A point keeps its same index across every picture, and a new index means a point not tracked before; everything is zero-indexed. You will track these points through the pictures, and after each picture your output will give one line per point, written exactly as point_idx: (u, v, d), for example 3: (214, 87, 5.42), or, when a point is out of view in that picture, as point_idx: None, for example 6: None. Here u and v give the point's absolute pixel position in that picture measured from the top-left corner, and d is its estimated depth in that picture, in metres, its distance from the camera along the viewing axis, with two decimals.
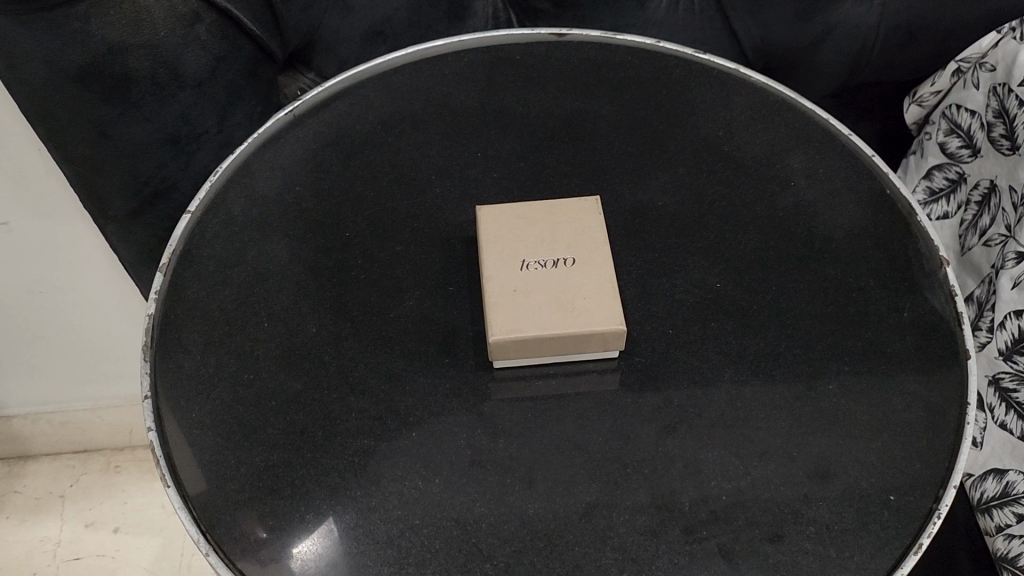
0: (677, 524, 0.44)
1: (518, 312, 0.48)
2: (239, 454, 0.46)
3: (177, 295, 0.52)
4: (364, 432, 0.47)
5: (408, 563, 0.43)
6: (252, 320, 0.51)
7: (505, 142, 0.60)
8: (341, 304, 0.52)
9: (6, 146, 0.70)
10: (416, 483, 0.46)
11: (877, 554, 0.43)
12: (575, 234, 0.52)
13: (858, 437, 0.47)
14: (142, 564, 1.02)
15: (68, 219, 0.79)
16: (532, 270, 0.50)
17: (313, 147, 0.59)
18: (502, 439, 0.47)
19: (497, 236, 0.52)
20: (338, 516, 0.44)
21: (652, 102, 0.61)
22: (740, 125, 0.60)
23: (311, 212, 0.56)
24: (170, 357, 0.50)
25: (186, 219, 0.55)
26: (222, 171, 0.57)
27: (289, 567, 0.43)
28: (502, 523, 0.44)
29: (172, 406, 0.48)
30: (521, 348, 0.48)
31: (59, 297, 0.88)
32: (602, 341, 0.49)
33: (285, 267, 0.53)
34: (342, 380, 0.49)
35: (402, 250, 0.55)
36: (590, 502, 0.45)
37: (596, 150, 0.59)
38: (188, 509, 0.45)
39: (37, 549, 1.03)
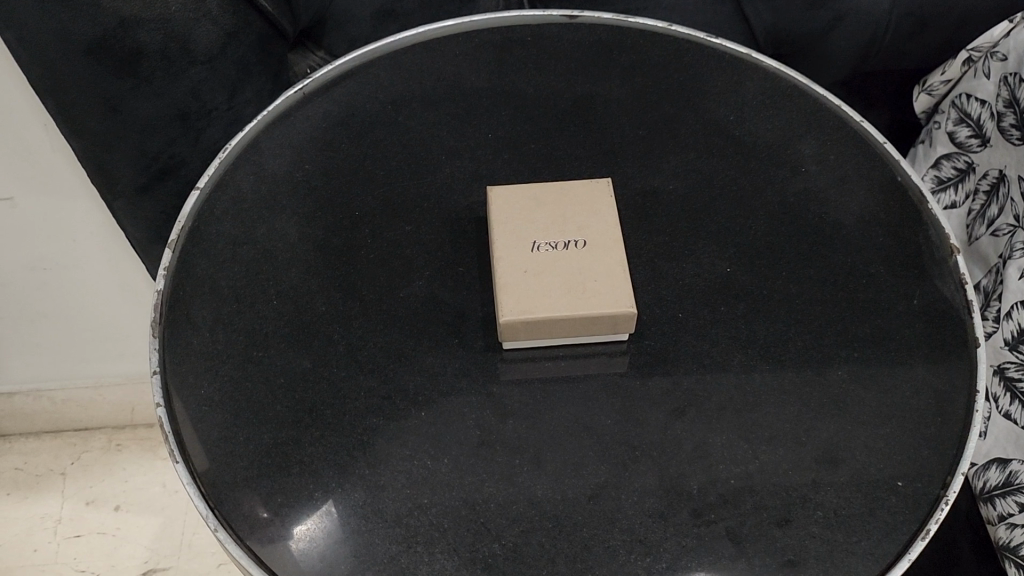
0: (686, 507, 0.44)
1: (530, 294, 0.48)
2: (248, 432, 0.46)
3: (185, 273, 0.52)
4: (373, 411, 0.47)
5: (416, 542, 0.43)
6: (260, 297, 0.51)
7: (514, 124, 0.59)
8: (350, 283, 0.52)
9: (11, 120, 0.69)
10: (424, 462, 0.46)
11: (884, 540, 0.43)
12: (587, 217, 0.51)
13: (866, 424, 0.47)
14: (142, 542, 1.02)
15: (71, 197, 0.79)
16: (543, 252, 0.50)
17: (322, 125, 0.59)
18: (510, 420, 0.47)
19: (507, 218, 0.51)
20: (346, 496, 0.44)
21: (662, 86, 0.61)
22: (751, 109, 0.60)
23: (320, 191, 0.56)
24: (179, 334, 0.50)
25: (194, 195, 0.55)
26: (230, 149, 0.57)
27: (297, 545, 0.43)
28: (510, 503, 0.44)
29: (181, 383, 0.48)
30: (531, 330, 0.48)
31: (64, 275, 0.88)
32: (611, 325, 0.48)
33: (294, 246, 0.53)
34: (349, 359, 0.49)
35: (410, 231, 0.54)
36: (597, 484, 0.45)
37: (607, 134, 0.59)
38: (197, 486, 0.45)
39: (38, 526, 1.03)
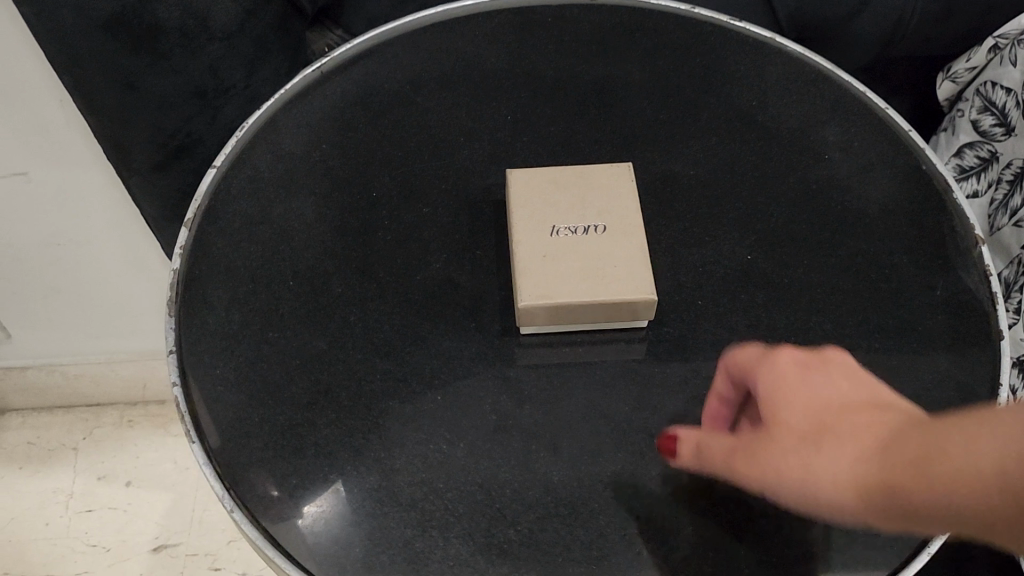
0: (705, 497, 0.44)
1: (548, 278, 0.48)
2: (263, 413, 0.46)
3: (202, 252, 0.52)
4: (389, 393, 0.47)
5: (431, 526, 0.43)
6: (277, 278, 0.51)
7: (534, 106, 0.59)
8: (367, 265, 0.52)
9: (28, 96, 0.67)
10: (440, 447, 0.45)
11: (905, 534, 0.44)
12: (607, 202, 0.51)
13: None
14: (153, 518, 1.03)
15: (86, 178, 0.77)
16: (562, 237, 0.49)
17: (340, 105, 0.58)
18: (527, 406, 0.47)
19: (527, 201, 0.51)
20: (361, 478, 0.44)
21: (685, 70, 0.60)
22: (775, 94, 0.59)
23: (338, 171, 0.55)
24: (194, 313, 0.49)
25: (210, 173, 0.54)
26: (247, 126, 0.56)
27: (311, 527, 0.43)
28: (526, 489, 0.44)
29: (196, 362, 0.48)
30: (549, 315, 0.48)
31: (81, 256, 0.88)
32: (629, 311, 0.48)
33: (311, 226, 0.53)
34: (365, 341, 0.49)
35: (428, 212, 0.54)
36: (614, 472, 0.44)
37: (627, 118, 0.58)
38: (212, 466, 0.44)
39: (50, 500, 1.04)
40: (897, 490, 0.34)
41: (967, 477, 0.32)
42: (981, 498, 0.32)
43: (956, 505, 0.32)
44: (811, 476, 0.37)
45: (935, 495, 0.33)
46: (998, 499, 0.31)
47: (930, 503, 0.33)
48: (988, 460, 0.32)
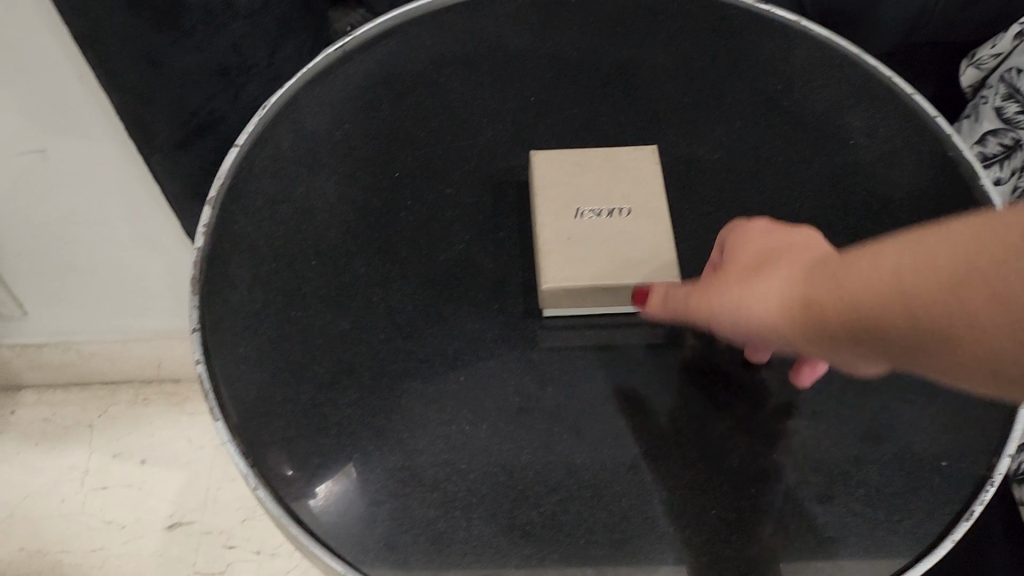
0: (727, 481, 0.44)
1: (573, 261, 0.48)
2: (286, 391, 0.46)
3: (224, 230, 0.51)
4: (413, 373, 0.47)
5: (454, 506, 0.43)
6: (300, 257, 0.51)
7: (557, 87, 0.58)
8: (390, 245, 0.52)
9: (47, 72, 0.65)
10: (462, 427, 0.46)
11: (928, 520, 0.43)
12: (632, 185, 0.51)
13: (908, 403, 0.47)
14: (168, 496, 1.04)
15: (95, 164, 0.76)
16: (587, 219, 0.49)
17: (363, 84, 0.58)
18: (550, 388, 0.47)
19: (552, 183, 0.51)
20: (384, 459, 0.45)
21: (708, 53, 0.60)
22: (800, 78, 0.59)
23: (360, 151, 0.55)
24: (216, 291, 0.49)
25: (233, 151, 0.54)
26: (270, 105, 0.56)
27: (333, 506, 0.43)
28: (549, 470, 0.44)
29: (218, 341, 0.48)
30: (573, 297, 0.48)
31: (92, 241, 0.86)
32: (654, 295, 0.48)
33: (333, 206, 0.53)
34: (389, 322, 0.49)
35: (451, 193, 0.54)
36: (638, 456, 0.45)
37: (651, 100, 0.58)
38: (235, 443, 0.44)
39: (65, 477, 1.05)
40: (813, 303, 0.37)
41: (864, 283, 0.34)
42: (874, 300, 0.34)
43: (855, 309, 0.35)
44: (743, 300, 0.39)
45: (841, 299, 0.35)
46: (885, 305, 0.34)
47: (835, 309, 0.36)
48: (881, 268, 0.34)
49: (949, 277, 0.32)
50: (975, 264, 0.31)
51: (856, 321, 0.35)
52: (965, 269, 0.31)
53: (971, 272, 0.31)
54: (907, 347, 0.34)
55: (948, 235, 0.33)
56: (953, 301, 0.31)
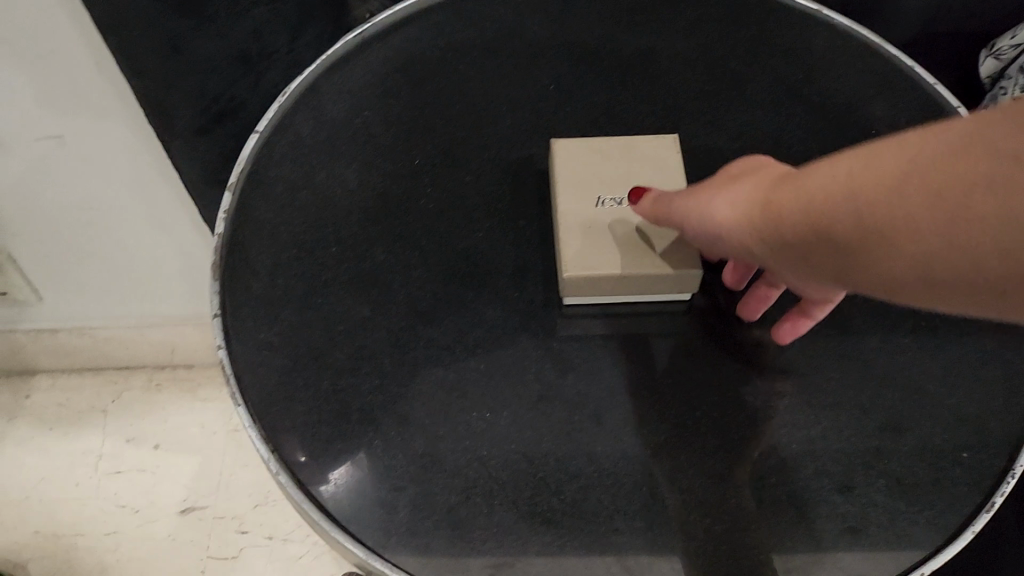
0: (748, 470, 0.45)
1: (594, 250, 0.48)
2: (308, 378, 0.47)
3: (245, 217, 0.51)
4: (434, 361, 0.47)
5: (475, 493, 0.43)
6: (320, 244, 0.51)
7: (577, 75, 0.58)
8: (410, 233, 0.52)
9: (67, 59, 0.65)
10: (484, 415, 0.46)
11: (948, 511, 0.44)
12: (653, 174, 0.51)
13: (929, 394, 0.47)
14: (181, 481, 1.04)
15: (111, 150, 0.76)
16: (608, 208, 0.49)
17: (382, 71, 0.58)
18: (570, 375, 0.48)
19: (572, 172, 0.50)
20: (406, 445, 0.45)
21: (729, 42, 0.60)
22: (820, 68, 0.58)
23: (380, 138, 0.55)
24: (238, 277, 0.49)
25: (254, 138, 0.54)
26: (290, 91, 0.56)
27: (355, 492, 0.44)
28: (569, 458, 0.45)
29: (240, 327, 0.48)
30: (594, 286, 0.48)
31: (107, 227, 0.87)
32: (674, 284, 0.48)
33: (354, 193, 0.53)
34: (409, 309, 0.49)
35: (471, 181, 0.54)
36: (658, 444, 0.45)
37: (671, 89, 0.58)
38: (258, 429, 0.45)
39: (79, 462, 1.05)
40: (775, 204, 0.37)
41: (822, 180, 0.34)
42: (825, 198, 0.34)
43: (810, 207, 0.34)
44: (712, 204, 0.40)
45: (799, 199, 0.35)
46: (835, 200, 0.33)
47: (791, 209, 0.35)
48: (835, 167, 0.34)
49: (897, 174, 0.31)
50: (923, 161, 0.30)
51: (807, 220, 0.35)
52: (914, 166, 0.31)
53: (919, 170, 0.30)
54: (847, 250, 0.33)
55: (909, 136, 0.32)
56: (895, 198, 0.31)
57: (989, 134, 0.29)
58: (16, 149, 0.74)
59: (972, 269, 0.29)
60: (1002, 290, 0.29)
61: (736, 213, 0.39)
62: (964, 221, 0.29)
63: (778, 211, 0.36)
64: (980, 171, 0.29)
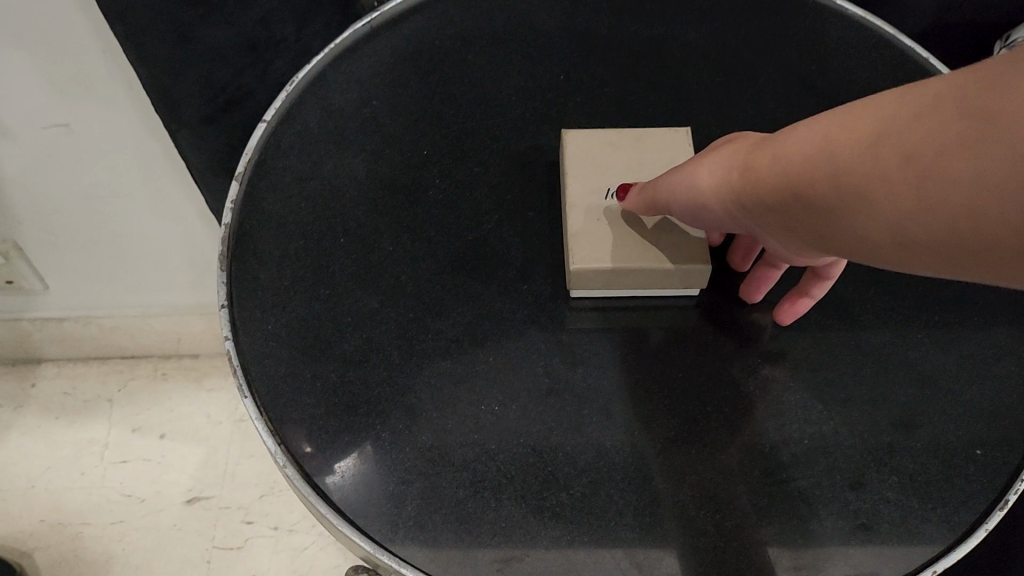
0: (758, 465, 0.44)
1: (603, 243, 0.47)
2: (315, 369, 0.46)
3: (252, 206, 0.51)
4: (442, 353, 0.47)
5: (484, 487, 0.43)
6: (328, 235, 0.51)
7: (588, 65, 0.58)
8: (419, 224, 0.51)
9: (74, 47, 0.64)
10: (492, 408, 0.46)
11: (961, 509, 0.43)
12: (662, 166, 0.50)
13: (943, 390, 0.46)
14: (187, 471, 1.04)
15: (116, 139, 0.75)
16: (617, 201, 0.49)
17: (391, 61, 0.57)
18: (579, 368, 0.47)
19: (582, 164, 0.50)
20: (413, 438, 0.44)
21: (741, 33, 0.59)
22: (834, 59, 0.58)
23: (389, 128, 0.55)
24: (245, 267, 0.49)
25: (261, 126, 0.53)
26: (298, 80, 0.55)
27: (362, 485, 0.43)
28: (579, 452, 0.44)
29: (247, 318, 0.48)
30: (602, 279, 0.48)
31: (112, 216, 0.86)
32: (683, 278, 0.48)
33: (362, 183, 0.52)
34: (418, 301, 0.49)
35: (480, 172, 0.53)
36: (668, 439, 0.45)
37: (682, 80, 0.57)
38: (264, 421, 0.44)
39: (85, 450, 1.05)
40: (757, 170, 0.37)
41: (802, 144, 0.35)
42: (807, 161, 0.34)
43: (791, 171, 0.35)
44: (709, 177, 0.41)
45: (780, 163, 0.36)
46: (820, 164, 0.33)
47: (774, 174, 0.36)
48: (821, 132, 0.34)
49: (872, 136, 0.32)
50: (897, 123, 0.31)
51: (789, 183, 0.35)
52: (888, 127, 0.31)
53: (893, 131, 0.31)
54: (828, 212, 0.34)
55: (883, 98, 0.32)
56: (871, 159, 0.31)
57: (955, 96, 0.29)
58: (21, 137, 0.73)
59: (941, 230, 0.30)
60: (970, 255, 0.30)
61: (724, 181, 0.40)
62: (933, 181, 0.29)
63: (760, 177, 0.37)
64: (947, 134, 0.29)
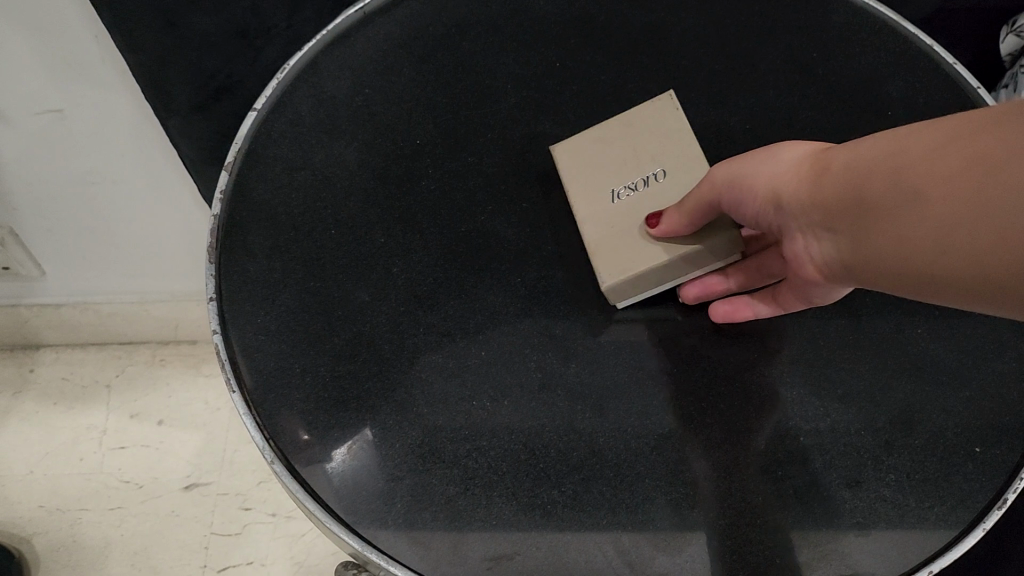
0: (753, 462, 0.44)
1: (625, 246, 0.46)
2: (305, 363, 0.46)
3: (242, 197, 0.50)
4: (433, 347, 0.46)
5: (474, 484, 0.43)
6: (318, 226, 0.50)
7: (584, 51, 0.56)
8: (411, 215, 0.50)
9: (64, 34, 0.63)
10: (484, 404, 0.45)
11: (958, 508, 0.43)
12: (659, 141, 0.48)
13: (942, 386, 0.46)
14: (185, 457, 1.04)
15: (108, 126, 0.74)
16: (624, 200, 0.47)
17: (383, 47, 0.56)
18: (573, 363, 0.47)
19: (580, 171, 0.49)
20: (402, 434, 0.44)
21: (740, 18, 0.57)
22: (835, 45, 0.56)
23: (381, 118, 0.53)
24: (235, 259, 0.48)
25: (251, 116, 0.52)
26: (288, 68, 0.54)
27: (351, 482, 0.43)
28: (570, 449, 0.44)
29: (236, 311, 0.47)
30: (637, 282, 0.47)
31: (107, 201, 0.85)
32: (710, 255, 0.47)
33: (353, 173, 0.52)
34: (409, 295, 0.48)
35: (474, 162, 0.52)
36: (662, 435, 0.44)
37: (681, 67, 0.56)
38: (253, 416, 0.44)
39: (84, 436, 1.05)
40: (826, 162, 0.40)
41: (876, 145, 0.37)
42: (876, 158, 0.37)
43: (859, 166, 0.37)
44: (775, 164, 0.42)
45: (850, 158, 0.38)
46: (890, 160, 0.36)
47: (841, 167, 0.38)
48: (897, 136, 0.37)
49: (942, 144, 0.34)
50: (969, 139, 0.34)
51: (852, 175, 0.38)
52: (958, 142, 0.34)
53: (962, 145, 0.34)
54: (880, 211, 0.36)
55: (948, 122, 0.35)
56: (937, 165, 0.34)
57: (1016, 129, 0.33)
58: (14, 122, 0.73)
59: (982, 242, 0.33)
60: (995, 276, 0.33)
61: (788, 170, 0.41)
62: (992, 192, 0.32)
63: (827, 171, 0.39)
64: (1007, 154, 0.32)
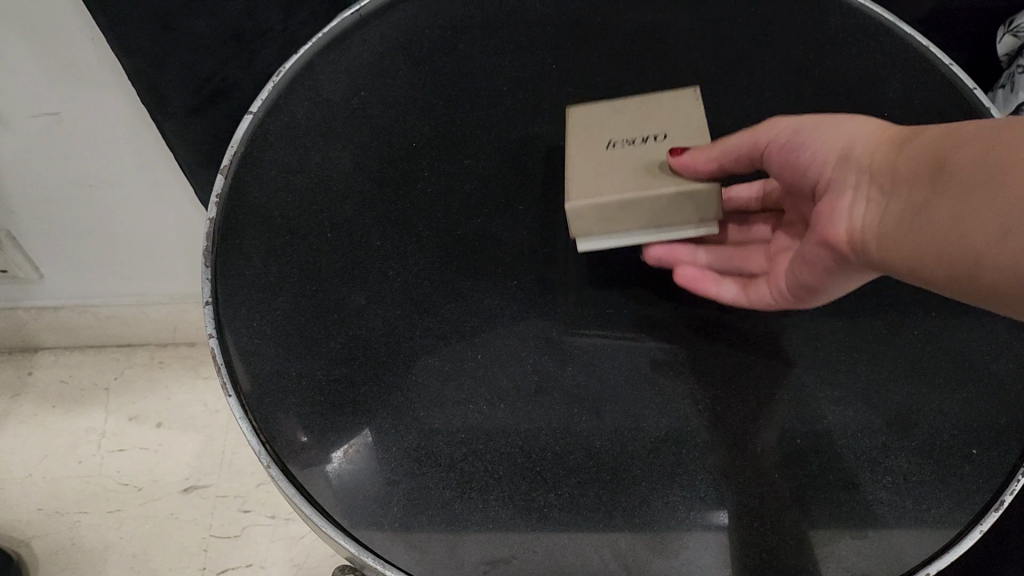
0: (750, 464, 0.43)
1: (607, 178, 0.47)
2: (301, 367, 0.46)
3: (238, 201, 0.50)
4: (429, 351, 0.46)
5: (470, 487, 0.43)
6: (315, 229, 0.50)
7: (580, 54, 0.56)
8: (408, 218, 0.50)
9: (60, 37, 0.63)
10: (480, 408, 0.45)
11: (955, 509, 0.42)
12: (667, 114, 0.49)
13: (938, 388, 0.45)
14: (184, 459, 1.04)
15: (106, 129, 0.75)
16: (619, 149, 0.48)
17: (379, 50, 0.56)
18: (570, 366, 0.46)
19: (585, 124, 0.50)
20: (398, 438, 0.44)
21: (736, 21, 0.57)
22: (831, 47, 0.56)
23: (377, 120, 0.53)
24: (231, 262, 0.48)
25: (247, 120, 0.52)
26: (284, 71, 0.54)
27: (348, 486, 0.43)
28: (566, 453, 0.44)
29: (232, 314, 0.47)
30: (603, 216, 0.47)
31: (105, 204, 0.85)
32: (692, 207, 0.47)
33: (349, 176, 0.52)
34: (405, 298, 0.48)
35: (471, 164, 0.52)
36: (659, 438, 0.44)
37: (676, 68, 0.56)
38: (249, 420, 0.44)
39: (82, 439, 1.05)
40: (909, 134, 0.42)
41: (959, 131, 0.40)
42: (954, 144, 0.39)
43: (936, 146, 0.40)
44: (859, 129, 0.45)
45: (931, 138, 0.41)
46: (964, 147, 0.38)
47: (920, 143, 0.41)
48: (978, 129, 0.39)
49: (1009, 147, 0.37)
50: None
51: (928, 152, 0.40)
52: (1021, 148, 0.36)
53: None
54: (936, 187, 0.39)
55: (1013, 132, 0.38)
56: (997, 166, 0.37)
57: None
58: (10, 126, 0.73)
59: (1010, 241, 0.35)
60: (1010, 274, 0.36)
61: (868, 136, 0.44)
62: None
63: (907, 142, 0.42)
64: None
